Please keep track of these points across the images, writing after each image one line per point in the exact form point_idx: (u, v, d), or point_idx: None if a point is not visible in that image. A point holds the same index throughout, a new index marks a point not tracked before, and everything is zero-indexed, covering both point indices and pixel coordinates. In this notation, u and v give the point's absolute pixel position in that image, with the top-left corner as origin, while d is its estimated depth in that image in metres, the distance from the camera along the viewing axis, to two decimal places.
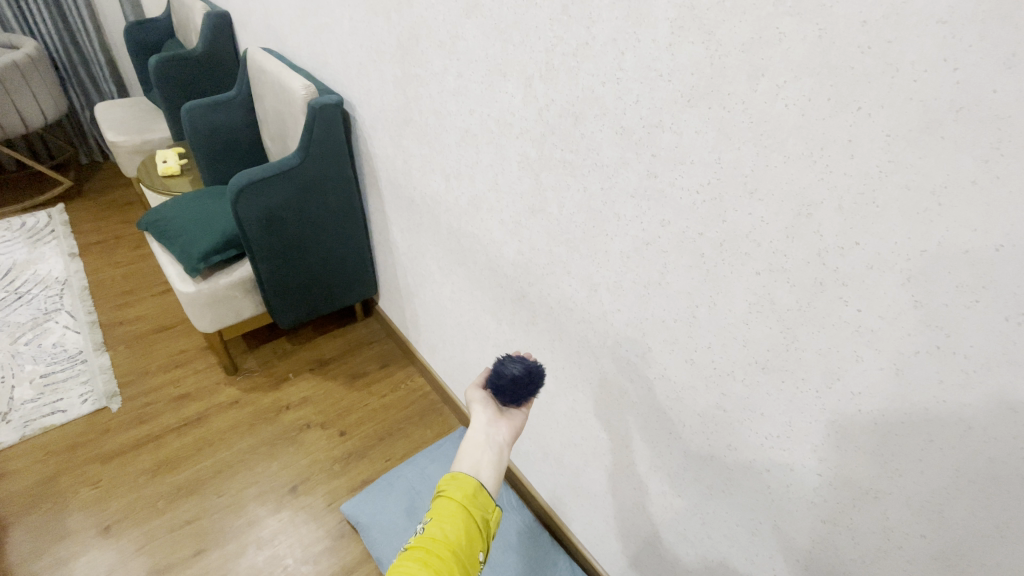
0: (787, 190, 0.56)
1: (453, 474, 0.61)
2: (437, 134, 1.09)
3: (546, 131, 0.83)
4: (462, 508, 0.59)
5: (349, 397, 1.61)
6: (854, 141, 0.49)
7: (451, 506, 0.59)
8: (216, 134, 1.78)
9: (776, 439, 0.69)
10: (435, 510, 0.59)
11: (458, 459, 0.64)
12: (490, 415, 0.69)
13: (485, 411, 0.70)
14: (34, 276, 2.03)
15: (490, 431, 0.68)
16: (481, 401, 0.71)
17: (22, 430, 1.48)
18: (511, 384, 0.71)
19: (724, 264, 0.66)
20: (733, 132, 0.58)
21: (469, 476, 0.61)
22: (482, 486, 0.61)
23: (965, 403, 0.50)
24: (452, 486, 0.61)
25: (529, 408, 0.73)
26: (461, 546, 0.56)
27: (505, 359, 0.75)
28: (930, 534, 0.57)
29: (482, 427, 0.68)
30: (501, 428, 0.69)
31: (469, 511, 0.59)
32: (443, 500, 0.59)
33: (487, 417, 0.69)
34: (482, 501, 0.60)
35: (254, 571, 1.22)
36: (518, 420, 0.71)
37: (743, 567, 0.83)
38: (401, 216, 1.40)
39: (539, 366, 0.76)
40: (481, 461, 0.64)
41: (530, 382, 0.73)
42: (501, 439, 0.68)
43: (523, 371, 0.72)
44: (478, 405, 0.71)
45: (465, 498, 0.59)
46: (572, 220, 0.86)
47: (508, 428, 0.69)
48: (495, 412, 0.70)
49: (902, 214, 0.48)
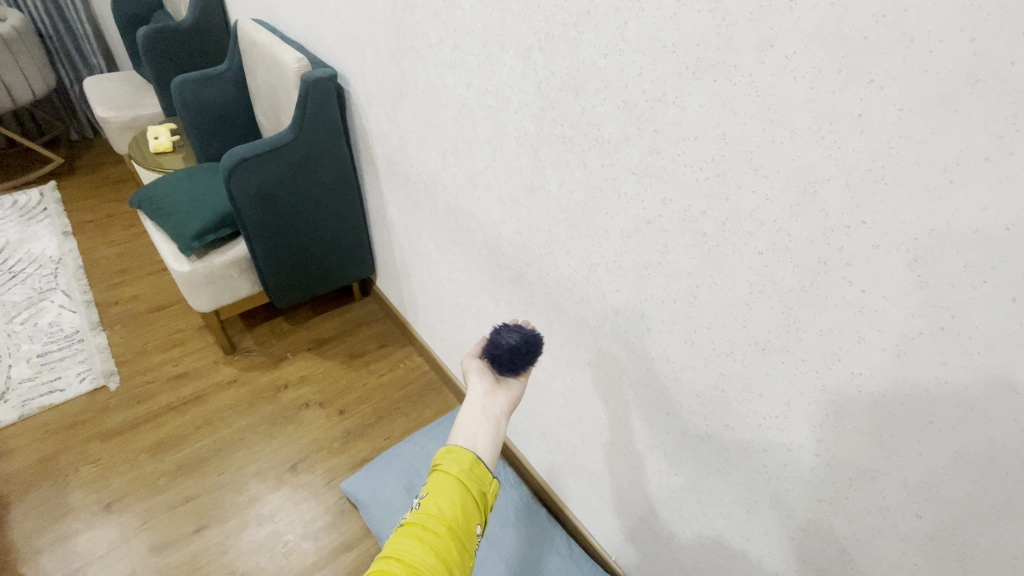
0: (792, 167, 0.54)
1: (448, 448, 0.61)
2: (434, 109, 1.06)
3: (545, 106, 0.80)
4: (458, 481, 0.58)
5: (348, 376, 1.62)
6: (864, 116, 0.48)
7: (446, 480, 0.59)
8: (207, 108, 1.73)
9: (774, 419, 0.69)
10: (431, 484, 0.59)
11: (454, 432, 0.64)
12: (487, 387, 0.69)
13: (481, 382, 0.69)
14: (28, 255, 2.01)
15: (487, 403, 0.67)
16: (478, 371, 0.71)
17: (21, 409, 1.47)
18: (508, 354, 0.70)
19: (726, 243, 0.65)
20: (739, 107, 0.56)
21: (465, 449, 0.61)
22: (478, 459, 0.61)
23: (965, 384, 0.50)
24: (447, 461, 0.60)
25: (527, 378, 0.73)
26: (456, 522, 0.56)
27: (501, 329, 0.74)
28: (925, 513, 0.58)
29: (479, 398, 0.67)
30: (498, 399, 0.69)
31: (465, 485, 0.58)
32: (438, 475, 0.59)
33: (483, 388, 0.69)
34: (478, 474, 0.60)
35: (254, 547, 1.23)
36: (516, 390, 0.71)
37: (739, 544, 0.84)
38: (398, 194, 1.37)
39: (538, 336, 0.74)
40: (477, 434, 0.63)
41: (527, 352, 0.72)
42: (498, 409, 0.68)
43: (520, 340, 0.71)
44: (475, 375, 0.70)
45: (460, 472, 0.59)
46: (571, 197, 0.84)
47: (506, 398, 0.69)
48: (492, 383, 0.70)
49: (911, 192, 0.47)
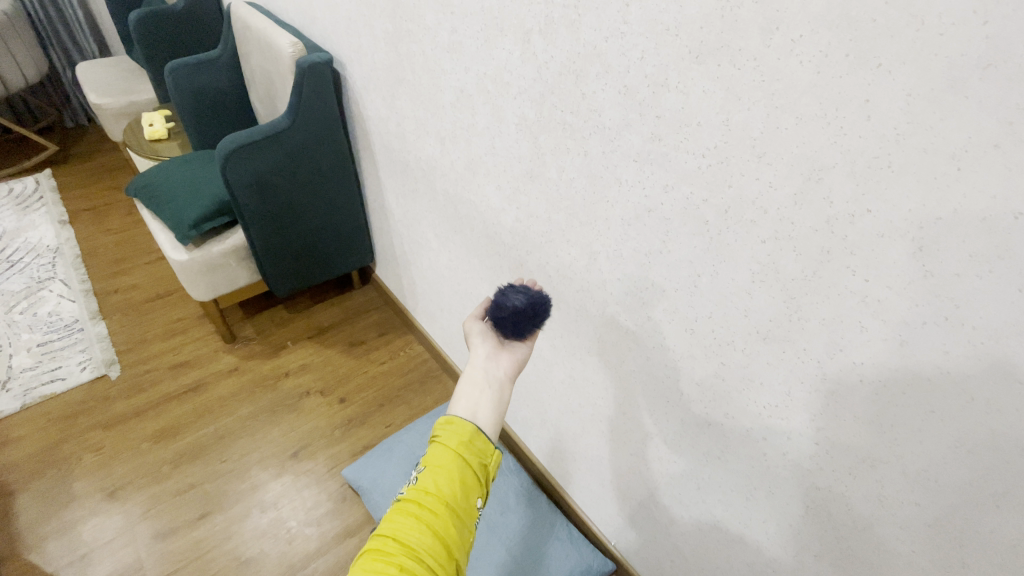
0: (797, 153, 0.53)
1: (448, 419, 0.61)
2: (432, 94, 1.04)
3: (545, 91, 0.79)
4: (457, 455, 0.58)
5: (348, 364, 1.62)
6: (871, 101, 0.46)
7: (445, 453, 0.58)
8: (201, 94, 1.70)
9: (774, 408, 0.69)
10: (430, 457, 0.58)
11: (454, 401, 0.63)
12: (490, 350, 0.70)
13: (484, 346, 0.70)
14: (25, 244, 2.00)
15: (490, 366, 0.68)
16: (480, 334, 0.71)
17: (23, 398, 1.47)
18: (513, 316, 0.69)
19: (728, 231, 0.64)
20: (743, 92, 0.55)
21: (466, 420, 0.61)
22: (479, 430, 0.61)
23: (968, 374, 0.49)
24: (446, 432, 0.60)
25: (532, 341, 0.73)
26: (455, 497, 0.56)
27: (507, 290, 0.73)
28: (924, 501, 0.58)
29: (481, 362, 0.68)
30: (502, 362, 0.69)
31: (464, 458, 0.58)
32: (437, 449, 0.59)
33: (486, 351, 0.69)
34: (478, 446, 0.60)
35: (258, 533, 1.24)
36: (520, 353, 0.71)
37: (737, 531, 0.85)
38: (396, 181, 1.36)
39: (544, 298, 0.74)
40: (477, 404, 0.63)
41: (534, 315, 0.71)
42: (502, 373, 0.68)
43: (526, 303, 0.70)
44: (477, 338, 0.71)
45: (459, 445, 0.59)
46: (572, 185, 0.83)
47: (509, 362, 0.69)
48: (495, 345, 0.70)
49: (918, 180, 0.46)
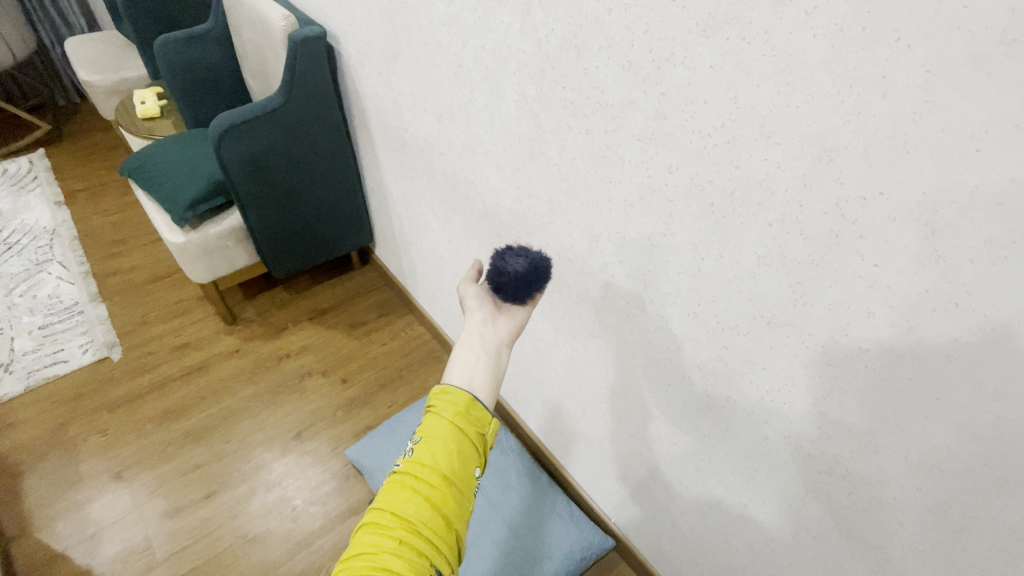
0: (807, 133, 0.51)
1: (443, 389, 0.58)
2: (429, 70, 1.01)
3: (545, 67, 0.76)
4: (453, 425, 0.56)
5: (349, 345, 1.62)
6: (888, 78, 0.44)
7: (442, 423, 0.56)
8: (192, 70, 1.66)
9: (776, 392, 0.69)
10: (426, 428, 0.56)
11: (450, 367, 0.62)
12: (486, 314, 0.68)
13: (481, 311, 0.68)
14: (21, 226, 1.98)
15: (487, 331, 0.66)
16: (477, 298, 0.70)
17: (26, 380, 1.48)
18: (514, 281, 0.69)
19: (734, 214, 0.62)
20: (752, 68, 0.53)
21: (461, 388, 0.59)
22: (475, 399, 0.58)
23: (976, 362, 0.48)
24: (441, 403, 0.58)
25: (532, 306, 0.72)
26: (452, 468, 0.54)
27: (507, 254, 0.73)
28: (925, 486, 0.58)
29: (478, 327, 0.66)
30: (499, 327, 0.68)
31: (461, 429, 0.56)
32: (433, 419, 0.56)
33: (483, 316, 0.68)
34: (476, 416, 0.58)
35: (263, 511, 1.26)
36: (518, 319, 0.70)
37: (736, 510, 0.86)
38: (394, 160, 1.33)
39: (546, 261, 0.73)
40: (474, 369, 0.61)
41: (535, 279, 0.71)
42: (498, 338, 0.67)
43: (527, 267, 0.70)
44: (474, 302, 0.69)
45: (456, 416, 0.57)
46: (573, 165, 0.81)
47: (506, 327, 0.68)
48: (491, 310, 0.69)
49: (933, 161, 0.44)
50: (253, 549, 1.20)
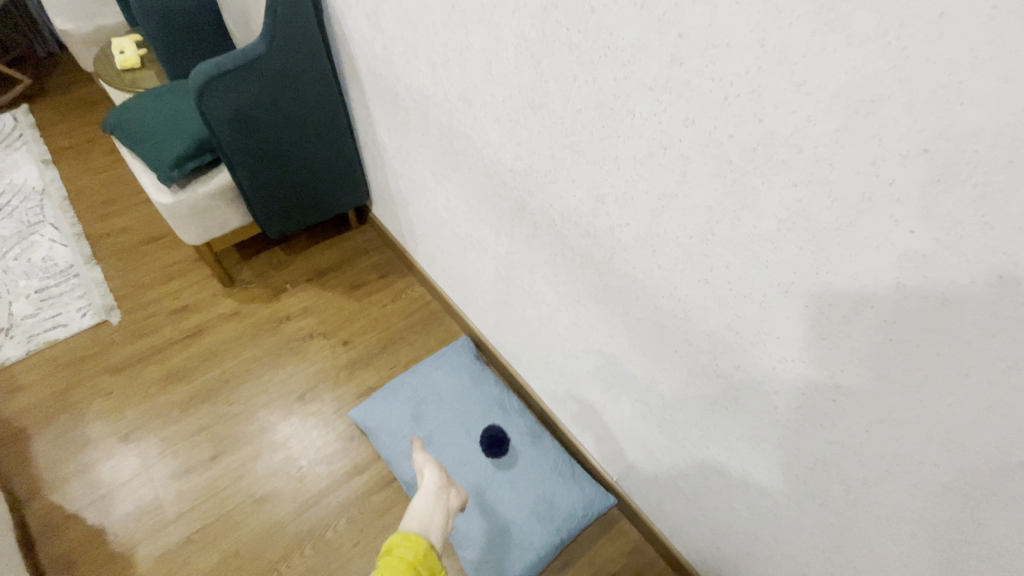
0: (844, 82, 0.45)
1: (403, 540, 0.84)
2: (420, 12, 0.92)
3: (548, 5, 0.68)
4: (410, 564, 0.80)
5: (349, 306, 1.60)
6: (947, 15, 0.38)
7: (401, 561, 0.80)
8: (170, 15, 1.54)
9: (790, 363, 0.65)
10: (388, 562, 0.81)
11: (407, 523, 0.88)
12: (440, 479, 0.97)
13: (436, 476, 0.97)
14: (10, 186, 1.93)
15: (439, 493, 0.95)
16: (432, 467, 0.98)
17: (27, 345, 1.47)
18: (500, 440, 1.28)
19: (754, 173, 0.57)
20: (786, 4, 0.46)
21: (417, 539, 0.85)
22: (429, 549, 0.84)
23: (1015, 337, 0.44)
24: (402, 548, 0.83)
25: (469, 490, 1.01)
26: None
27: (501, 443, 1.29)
28: (943, 463, 0.55)
29: (433, 491, 0.94)
30: (450, 496, 0.97)
31: (415, 567, 0.80)
32: (396, 557, 0.81)
33: (437, 480, 0.96)
34: (426, 558, 0.83)
35: (271, 471, 1.28)
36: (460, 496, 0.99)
37: (740, 477, 0.85)
38: (387, 113, 1.25)
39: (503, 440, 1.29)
40: (429, 525, 0.88)
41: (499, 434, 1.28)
42: (448, 502, 0.95)
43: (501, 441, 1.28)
44: (430, 470, 0.98)
45: (412, 557, 0.81)
46: (577, 118, 0.74)
47: (455, 497, 0.98)
48: (443, 478, 0.97)
49: (992, 114, 0.38)
50: (261, 508, 1.23)
